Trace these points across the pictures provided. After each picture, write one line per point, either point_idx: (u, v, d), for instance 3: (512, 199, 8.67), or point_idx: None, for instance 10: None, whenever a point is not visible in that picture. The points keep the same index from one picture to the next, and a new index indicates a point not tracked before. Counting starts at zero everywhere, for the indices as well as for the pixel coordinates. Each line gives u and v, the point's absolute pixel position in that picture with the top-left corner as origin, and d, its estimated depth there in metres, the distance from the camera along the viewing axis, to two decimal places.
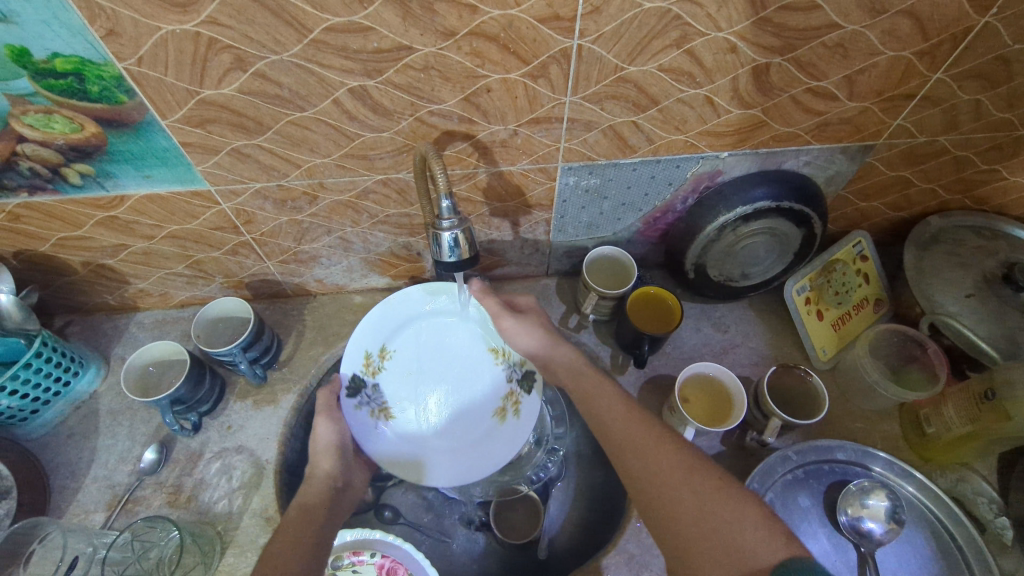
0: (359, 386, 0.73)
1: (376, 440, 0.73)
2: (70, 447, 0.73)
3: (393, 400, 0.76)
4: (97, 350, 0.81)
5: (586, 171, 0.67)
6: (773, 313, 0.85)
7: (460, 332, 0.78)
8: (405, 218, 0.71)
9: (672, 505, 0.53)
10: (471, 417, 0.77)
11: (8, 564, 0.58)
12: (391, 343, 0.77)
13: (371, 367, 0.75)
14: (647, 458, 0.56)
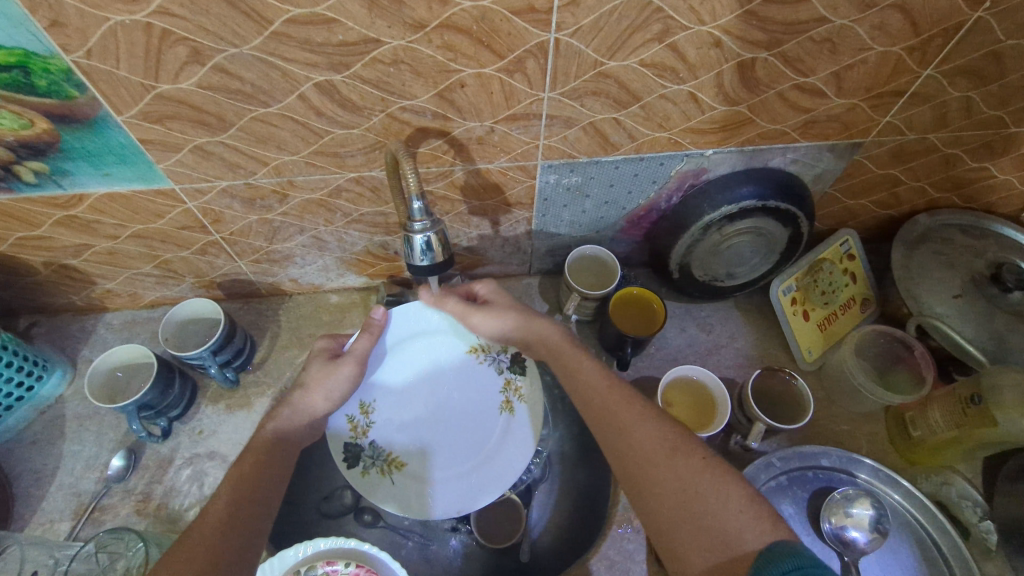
0: (356, 457, 0.70)
1: (394, 498, 0.69)
2: (35, 454, 0.71)
3: (397, 448, 0.72)
4: (63, 353, 0.78)
5: (567, 168, 0.65)
6: (758, 313, 0.84)
7: (442, 342, 0.75)
8: (380, 217, 0.69)
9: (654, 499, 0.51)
10: (476, 424, 0.74)
11: None
12: (371, 398, 0.72)
13: (358, 434, 0.71)
14: (629, 450, 0.54)
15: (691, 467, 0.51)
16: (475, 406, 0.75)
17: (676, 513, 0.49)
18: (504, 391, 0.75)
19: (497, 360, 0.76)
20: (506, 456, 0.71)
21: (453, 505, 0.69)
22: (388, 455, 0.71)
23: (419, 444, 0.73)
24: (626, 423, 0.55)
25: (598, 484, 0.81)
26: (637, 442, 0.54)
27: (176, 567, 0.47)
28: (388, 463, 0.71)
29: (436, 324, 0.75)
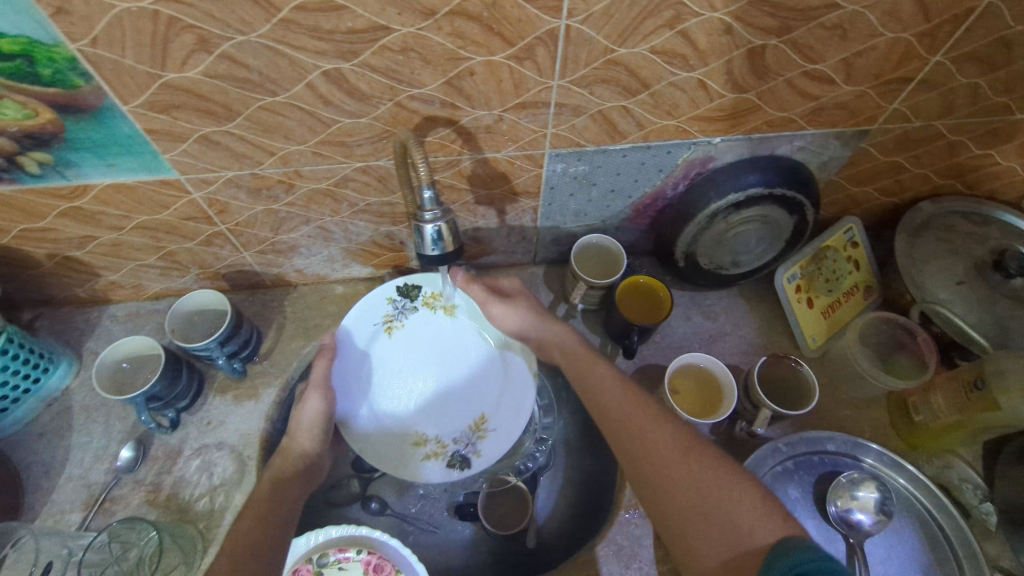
0: (459, 458, 0.73)
1: (506, 433, 0.73)
2: (43, 446, 0.71)
3: (465, 423, 0.75)
4: (68, 345, 0.78)
5: (574, 158, 0.65)
6: (763, 300, 0.84)
7: (369, 352, 0.76)
8: (387, 207, 0.68)
9: (665, 484, 0.52)
10: (461, 350, 0.78)
11: None
12: (411, 431, 0.74)
13: (443, 452, 0.73)
14: (643, 445, 0.55)
15: (704, 466, 0.52)
16: (446, 345, 0.78)
17: (690, 509, 0.51)
18: (435, 310, 0.79)
19: (401, 307, 0.78)
20: (499, 336, 0.77)
21: (525, 392, 0.74)
22: (468, 434, 0.74)
23: (467, 407, 0.76)
24: (640, 422, 0.56)
25: (607, 470, 0.81)
26: (647, 438, 0.55)
27: None
28: (474, 433, 0.74)
29: (349, 342, 0.75)
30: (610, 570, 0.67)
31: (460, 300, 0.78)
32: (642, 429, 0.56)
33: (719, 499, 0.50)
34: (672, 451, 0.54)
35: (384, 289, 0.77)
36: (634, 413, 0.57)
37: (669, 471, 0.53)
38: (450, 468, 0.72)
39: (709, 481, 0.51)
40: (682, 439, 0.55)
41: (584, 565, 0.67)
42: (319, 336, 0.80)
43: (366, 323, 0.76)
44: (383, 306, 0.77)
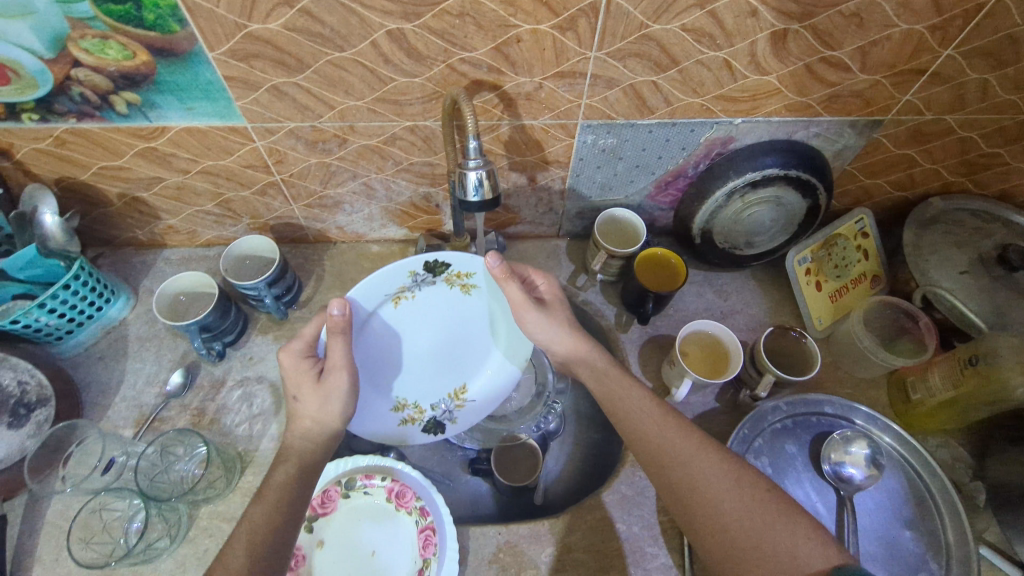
0: (435, 425, 0.82)
1: (481, 411, 0.84)
2: (101, 367, 0.77)
3: (444, 390, 0.84)
4: (126, 282, 0.84)
5: (604, 130, 0.70)
6: (774, 283, 0.89)
7: (374, 319, 0.76)
8: (428, 167, 0.74)
9: (677, 469, 0.59)
10: (460, 328, 0.83)
11: (51, 461, 0.64)
12: (393, 396, 0.81)
13: (420, 417, 0.82)
14: (652, 437, 0.62)
15: (755, 495, 0.56)
16: (447, 318, 0.82)
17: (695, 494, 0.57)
18: (454, 285, 0.80)
19: (421, 280, 0.77)
20: (504, 325, 0.83)
21: (508, 379, 0.85)
22: (447, 401, 0.83)
23: (453, 376, 0.84)
24: (682, 448, 0.60)
25: (615, 443, 0.86)
26: (655, 429, 0.62)
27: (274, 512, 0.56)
28: (453, 402, 0.84)
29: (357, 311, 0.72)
30: (616, 516, 0.71)
31: (484, 283, 0.79)
32: (686, 458, 0.59)
33: (772, 526, 0.53)
34: (722, 477, 0.57)
35: (409, 263, 0.74)
36: (677, 439, 0.61)
37: (721, 500, 0.56)
38: (424, 431, 0.82)
39: (759, 507, 0.55)
40: (728, 468, 0.58)
41: (591, 508, 0.72)
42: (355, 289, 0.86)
43: (380, 291, 0.74)
44: (404, 277, 0.75)
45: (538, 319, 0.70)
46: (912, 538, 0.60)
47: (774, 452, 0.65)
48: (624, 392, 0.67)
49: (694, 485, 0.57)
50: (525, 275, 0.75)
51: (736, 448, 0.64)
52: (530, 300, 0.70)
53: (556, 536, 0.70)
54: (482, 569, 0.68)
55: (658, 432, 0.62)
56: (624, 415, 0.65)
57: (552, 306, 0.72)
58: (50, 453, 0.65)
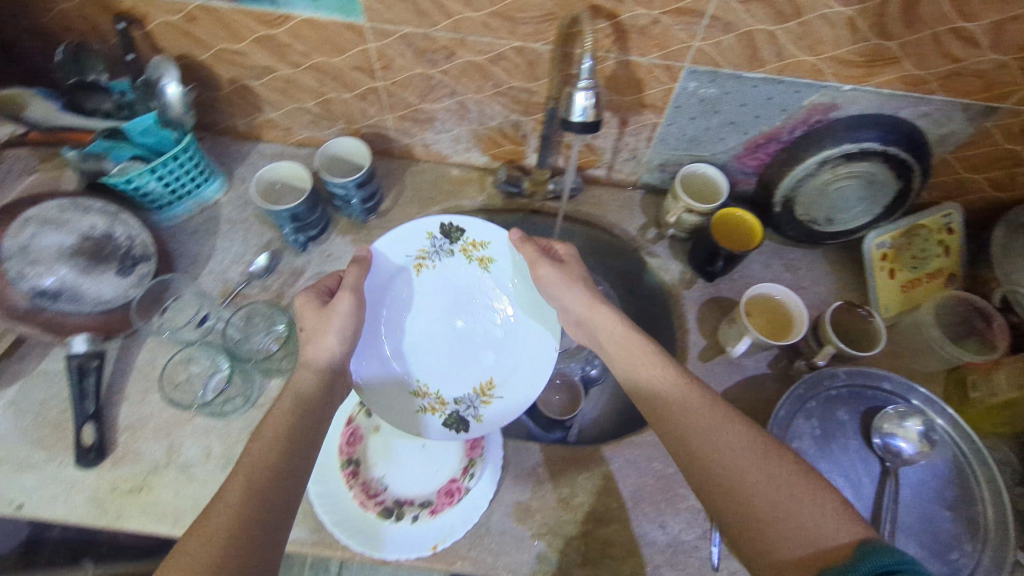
0: (457, 420, 0.78)
1: (507, 407, 0.79)
2: (194, 241, 0.83)
3: (470, 384, 0.81)
4: (222, 167, 0.89)
5: (709, 78, 0.70)
6: (844, 265, 0.88)
7: (395, 284, 0.82)
8: (525, 93, 0.76)
9: (702, 443, 0.57)
10: (484, 310, 0.85)
11: (151, 305, 0.73)
12: (415, 378, 0.81)
13: (443, 410, 0.79)
14: (676, 412, 0.60)
15: (784, 469, 0.53)
16: (471, 298, 0.85)
17: (721, 467, 0.55)
18: (471, 258, 0.84)
19: (439, 246, 0.82)
20: (528, 303, 0.83)
21: (539, 366, 0.79)
22: (472, 396, 0.81)
23: (479, 367, 0.82)
24: (708, 419, 0.58)
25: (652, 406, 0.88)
26: (680, 402, 0.60)
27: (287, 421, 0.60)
28: (478, 397, 0.80)
29: (377, 262, 0.79)
30: (653, 456, 0.74)
31: (498, 254, 0.83)
32: (711, 428, 0.57)
33: (800, 501, 0.50)
34: (749, 450, 0.55)
35: (426, 224, 0.81)
36: (702, 410, 0.59)
37: (746, 475, 0.53)
38: (447, 426, 0.77)
39: (789, 483, 0.52)
40: (755, 441, 0.55)
41: (630, 445, 0.74)
42: (434, 207, 0.90)
43: (401, 252, 0.81)
44: (422, 240, 0.81)
45: (551, 274, 0.74)
46: (950, 518, 0.61)
47: (825, 418, 0.66)
48: (647, 360, 0.66)
49: (721, 457, 0.55)
50: (547, 243, 0.78)
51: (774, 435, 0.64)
52: (544, 256, 0.75)
53: (592, 463, 0.73)
54: (520, 480, 0.72)
55: (684, 407, 0.60)
56: (649, 388, 0.63)
57: (567, 263, 0.75)
58: (151, 300, 0.73)
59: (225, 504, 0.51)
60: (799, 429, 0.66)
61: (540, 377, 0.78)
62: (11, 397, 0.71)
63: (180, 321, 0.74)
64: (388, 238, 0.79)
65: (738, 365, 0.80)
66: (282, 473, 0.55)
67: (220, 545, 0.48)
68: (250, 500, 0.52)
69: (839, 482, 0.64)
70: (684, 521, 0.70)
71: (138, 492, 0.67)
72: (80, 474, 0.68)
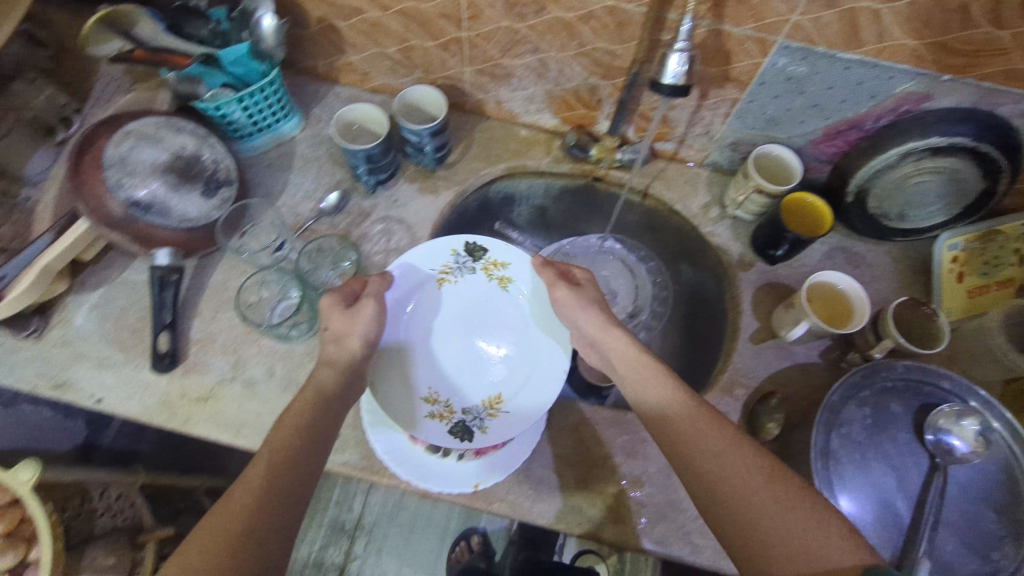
0: (463, 429, 0.74)
1: (513, 423, 0.74)
2: (270, 173, 0.86)
3: (478, 398, 0.78)
4: (300, 105, 0.92)
5: (801, 56, 0.69)
6: (910, 264, 0.86)
7: (416, 296, 0.80)
8: (609, 56, 0.75)
9: (703, 461, 0.58)
10: (498, 327, 0.81)
11: (233, 229, 0.77)
12: (424, 387, 0.78)
13: (448, 418, 0.76)
14: (680, 430, 0.61)
15: (791, 492, 0.53)
16: (487, 316, 0.82)
17: (721, 485, 0.56)
18: (491, 277, 0.82)
19: (462, 263, 0.81)
20: (542, 325, 0.80)
21: (548, 383, 0.76)
22: (480, 408, 0.77)
23: (488, 382, 0.79)
24: (710, 440, 0.59)
25: (695, 385, 0.89)
26: (683, 421, 0.61)
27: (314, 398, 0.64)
28: (485, 410, 0.77)
29: (399, 277, 0.79)
30: None
31: (519, 275, 0.81)
32: (717, 450, 0.58)
33: (807, 523, 0.51)
34: (756, 473, 0.55)
35: (451, 240, 0.80)
36: (710, 432, 0.59)
37: (752, 498, 0.54)
38: (451, 435, 0.74)
39: (785, 505, 0.53)
40: (756, 464, 0.56)
41: None
42: (499, 164, 0.91)
43: (424, 268, 0.80)
44: (445, 255, 0.80)
45: (566, 296, 0.74)
46: (996, 518, 0.61)
47: (878, 408, 0.67)
48: (656, 379, 0.67)
49: (728, 479, 0.56)
50: (564, 267, 0.79)
51: (813, 452, 0.64)
52: (561, 279, 0.76)
53: (634, 428, 0.75)
54: (562, 434, 0.74)
55: (687, 424, 0.61)
56: (656, 410, 0.64)
57: (583, 286, 0.76)
58: (233, 223, 0.77)
59: (246, 487, 0.54)
60: (850, 415, 0.66)
61: (549, 396, 0.74)
62: (95, 302, 0.76)
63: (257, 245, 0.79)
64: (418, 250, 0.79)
65: (789, 351, 0.80)
66: (301, 465, 0.58)
67: (235, 527, 0.51)
68: (270, 483, 0.55)
69: (885, 472, 0.64)
70: None
71: (205, 401, 0.72)
72: (154, 378, 0.72)
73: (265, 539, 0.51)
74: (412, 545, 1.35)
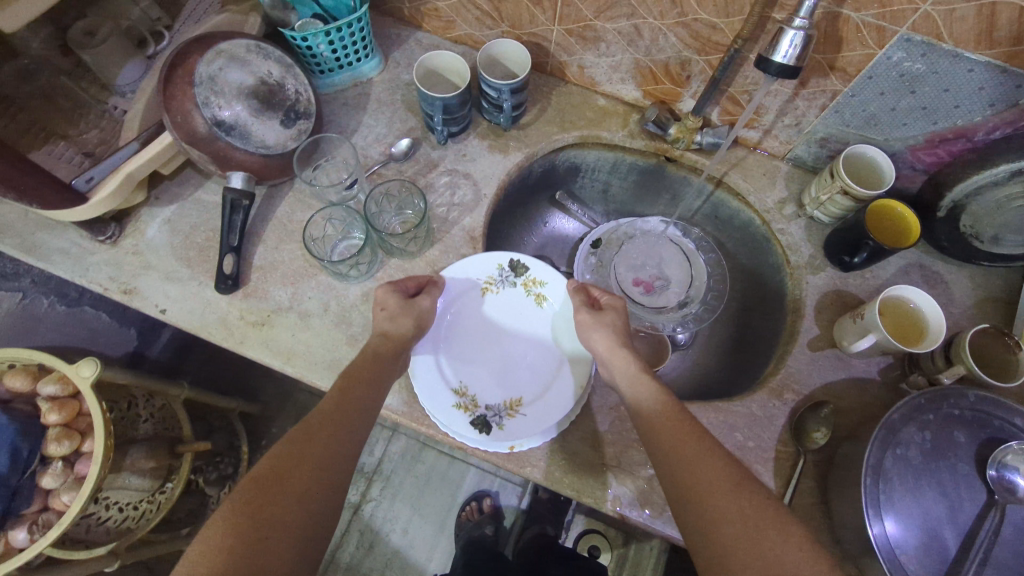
0: (484, 424, 0.70)
1: (532, 427, 0.69)
2: (345, 113, 0.86)
3: (501, 398, 0.73)
4: (381, 47, 0.91)
5: (921, 51, 0.64)
6: (992, 292, 0.81)
7: (458, 300, 0.78)
8: (709, 29, 0.72)
9: (682, 468, 0.55)
10: (529, 339, 0.77)
11: (310, 157, 0.81)
12: (454, 378, 0.73)
13: (472, 410, 0.71)
14: (661, 437, 0.58)
15: (753, 502, 0.50)
16: (521, 327, 0.78)
17: (694, 496, 0.53)
18: (528, 293, 0.79)
19: (505, 277, 0.79)
20: (574, 343, 0.76)
21: (569, 396, 0.71)
22: (502, 406, 0.72)
23: (514, 385, 0.74)
24: (688, 449, 0.56)
25: (735, 383, 0.89)
26: (665, 427, 0.59)
27: (370, 359, 0.66)
28: (507, 408, 0.72)
29: (448, 285, 0.77)
30: (736, 426, 0.74)
31: (556, 295, 0.79)
32: (688, 457, 0.55)
33: (764, 534, 0.48)
34: (720, 481, 0.53)
35: (497, 255, 0.78)
36: (686, 441, 0.57)
37: (718, 510, 0.51)
38: (473, 428, 0.69)
39: (752, 516, 0.49)
40: (729, 473, 0.53)
41: (717, 408, 0.75)
42: (572, 132, 0.88)
43: (468, 275, 0.78)
44: (490, 268, 0.79)
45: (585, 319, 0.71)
46: None
47: (940, 433, 0.64)
48: (646, 387, 0.63)
49: (694, 486, 0.53)
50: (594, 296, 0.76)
51: (865, 467, 0.62)
52: (585, 305, 0.73)
53: None
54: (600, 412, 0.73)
55: (670, 430, 0.58)
56: (646, 416, 0.61)
57: (604, 310, 0.72)
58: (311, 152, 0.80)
59: (295, 452, 0.56)
60: (908, 437, 0.63)
61: (569, 404, 0.70)
62: (168, 217, 0.79)
63: (333, 174, 0.83)
64: (465, 262, 0.78)
65: (847, 363, 0.77)
66: (344, 436, 0.60)
67: (291, 489, 0.53)
68: (313, 431, 0.58)
69: (938, 499, 0.62)
70: None
71: (261, 326, 0.73)
72: (215, 298, 0.75)
73: (318, 499, 0.54)
74: (426, 497, 1.38)
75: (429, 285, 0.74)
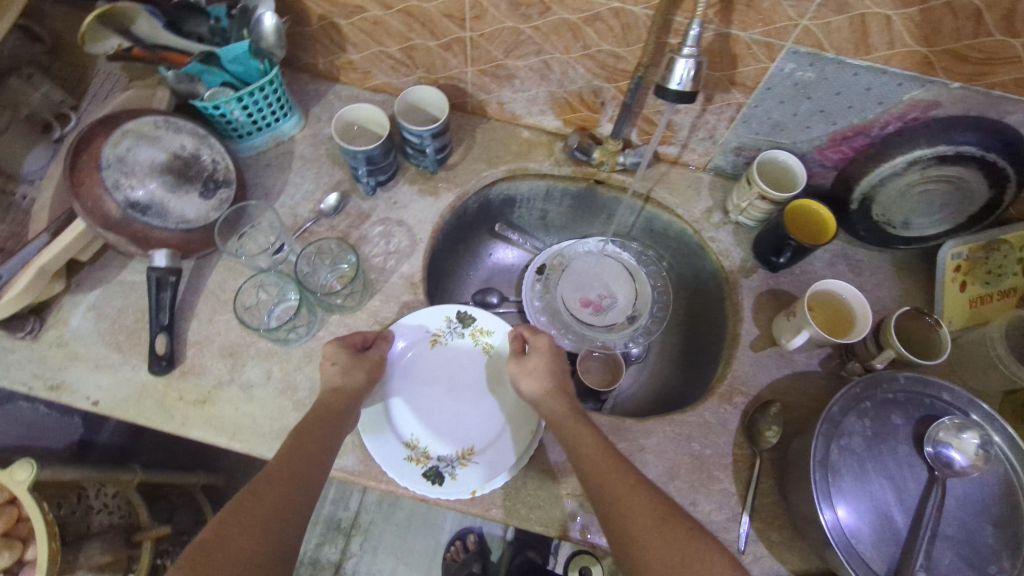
0: (436, 476, 0.69)
1: (484, 475, 0.69)
2: (270, 174, 0.86)
3: (452, 447, 0.72)
4: (300, 104, 0.91)
5: (808, 61, 0.68)
6: (910, 272, 0.85)
7: (409, 353, 0.78)
8: (613, 58, 0.74)
9: (617, 502, 0.57)
10: (482, 388, 0.77)
11: (231, 229, 0.77)
12: (406, 431, 0.73)
13: (424, 463, 0.70)
14: (595, 471, 0.60)
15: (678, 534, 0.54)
16: (473, 376, 0.78)
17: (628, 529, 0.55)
18: (478, 343, 0.79)
19: (453, 328, 0.79)
20: None
21: (520, 443, 0.71)
22: (454, 456, 0.71)
23: (466, 433, 0.74)
24: (621, 484, 0.58)
25: (686, 393, 0.90)
26: (598, 461, 0.61)
27: (318, 417, 0.65)
28: (459, 457, 0.71)
29: (398, 337, 0.77)
30: (692, 436, 0.75)
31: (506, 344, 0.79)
32: (620, 493, 0.58)
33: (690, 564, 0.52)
34: (648, 516, 0.56)
35: (445, 307, 0.78)
36: (617, 475, 0.59)
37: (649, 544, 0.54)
38: (425, 480, 0.68)
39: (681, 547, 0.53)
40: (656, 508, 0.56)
41: (671, 420, 0.76)
42: (501, 166, 0.90)
43: (417, 328, 0.78)
44: (439, 319, 0.78)
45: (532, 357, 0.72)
46: (993, 533, 0.61)
47: (878, 419, 0.66)
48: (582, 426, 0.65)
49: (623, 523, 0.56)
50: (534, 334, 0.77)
51: (814, 462, 0.63)
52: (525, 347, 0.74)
53: (632, 434, 0.74)
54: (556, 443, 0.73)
55: (604, 465, 0.60)
56: (582, 449, 0.62)
57: (546, 349, 0.73)
58: (231, 223, 0.77)
59: (231, 532, 0.53)
60: (850, 427, 0.66)
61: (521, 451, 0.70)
62: (92, 303, 0.76)
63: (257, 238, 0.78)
64: (415, 316, 0.77)
65: (789, 359, 0.79)
66: (285, 513, 0.56)
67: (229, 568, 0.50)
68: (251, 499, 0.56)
69: (884, 484, 0.64)
70: (715, 503, 0.71)
71: (202, 404, 0.71)
72: (150, 380, 0.72)
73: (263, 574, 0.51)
74: (408, 545, 1.35)
75: (375, 340, 0.73)
